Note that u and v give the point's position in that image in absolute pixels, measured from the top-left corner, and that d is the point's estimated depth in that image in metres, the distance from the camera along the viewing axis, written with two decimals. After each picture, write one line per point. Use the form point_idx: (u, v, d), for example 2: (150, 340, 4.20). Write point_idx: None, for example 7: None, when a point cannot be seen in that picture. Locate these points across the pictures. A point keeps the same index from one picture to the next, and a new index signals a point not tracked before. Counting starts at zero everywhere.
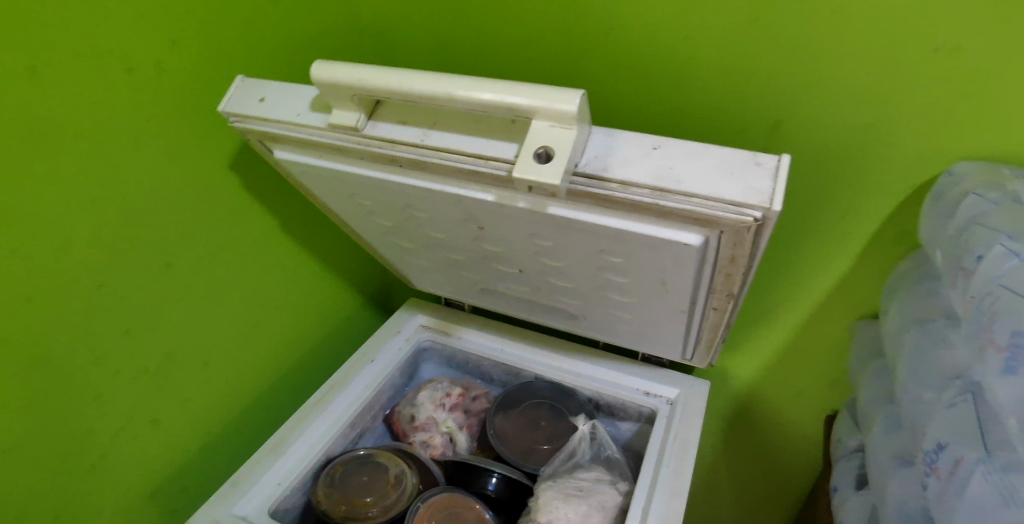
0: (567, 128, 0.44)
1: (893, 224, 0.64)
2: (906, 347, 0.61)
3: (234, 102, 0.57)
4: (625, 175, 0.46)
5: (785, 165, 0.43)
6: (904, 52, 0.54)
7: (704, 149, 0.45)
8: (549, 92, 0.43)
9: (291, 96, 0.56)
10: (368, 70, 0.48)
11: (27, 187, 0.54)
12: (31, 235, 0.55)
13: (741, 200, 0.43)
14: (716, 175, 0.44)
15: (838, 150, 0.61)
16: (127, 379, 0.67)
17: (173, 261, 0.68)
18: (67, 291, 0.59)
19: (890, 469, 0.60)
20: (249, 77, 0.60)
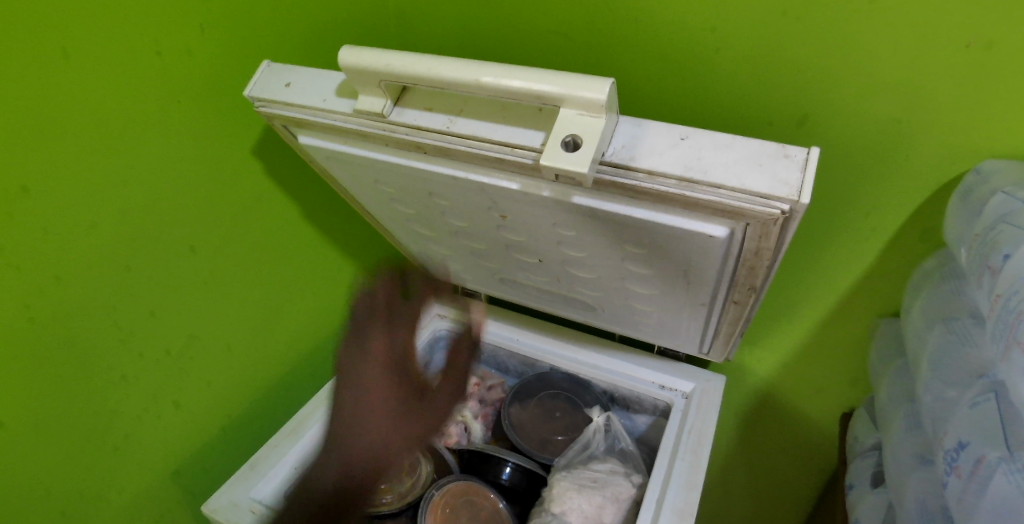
0: (596, 117, 0.44)
1: (920, 221, 0.64)
2: (931, 345, 0.61)
3: (260, 87, 0.57)
4: (652, 164, 0.46)
5: (814, 158, 0.42)
6: (933, 46, 0.53)
7: (733, 139, 0.44)
8: (577, 80, 0.43)
9: (319, 81, 0.56)
10: (396, 55, 0.48)
11: (55, 174, 0.54)
12: (63, 215, 0.56)
13: (769, 191, 0.43)
14: (745, 167, 0.44)
15: (865, 146, 0.60)
16: (152, 360, 0.68)
17: (196, 245, 0.68)
18: (96, 272, 0.60)
19: (909, 469, 0.60)
20: (274, 63, 0.60)
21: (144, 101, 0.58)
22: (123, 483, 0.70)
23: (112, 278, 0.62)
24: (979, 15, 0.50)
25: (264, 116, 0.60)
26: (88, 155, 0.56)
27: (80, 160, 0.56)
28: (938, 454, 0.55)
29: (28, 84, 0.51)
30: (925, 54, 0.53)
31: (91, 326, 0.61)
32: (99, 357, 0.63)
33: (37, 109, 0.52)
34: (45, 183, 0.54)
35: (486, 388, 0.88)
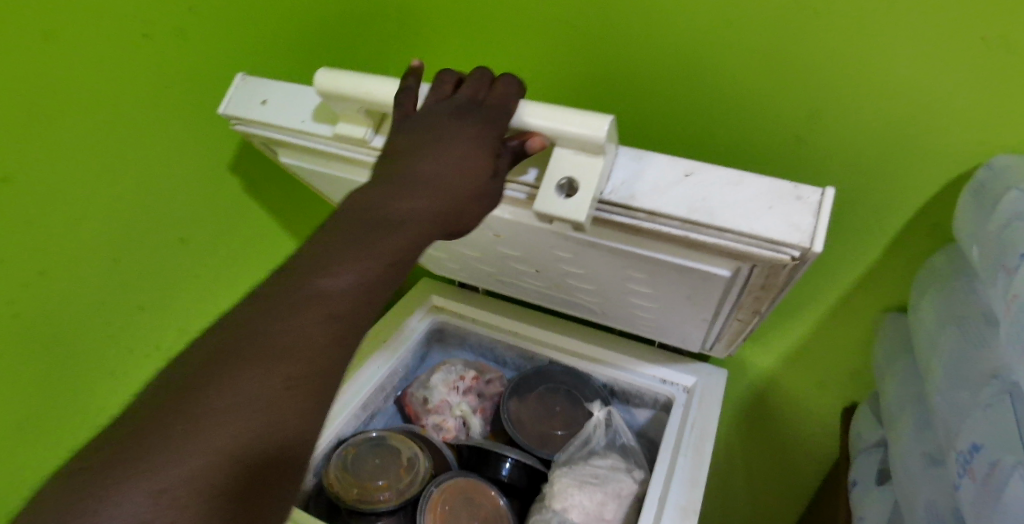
0: (592, 156, 0.43)
1: (927, 217, 0.63)
2: (942, 345, 0.60)
3: (234, 104, 0.57)
4: (655, 205, 0.44)
5: (829, 202, 0.41)
6: (956, 37, 0.51)
7: (742, 177, 0.42)
8: (575, 117, 0.42)
9: (293, 99, 0.56)
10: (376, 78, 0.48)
11: (37, 161, 0.53)
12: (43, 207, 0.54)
13: (781, 235, 0.41)
14: (755, 210, 0.42)
15: (875, 142, 0.59)
16: (138, 355, 0.68)
17: (186, 235, 0.67)
18: (78, 264, 0.58)
19: (920, 470, 0.59)
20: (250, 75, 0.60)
21: (131, 89, 0.57)
22: None
23: (94, 273, 0.60)
24: (995, 20, 0.49)
25: (242, 132, 0.60)
26: (74, 145, 0.55)
27: (60, 143, 0.54)
28: (950, 455, 0.54)
29: (8, 73, 0.49)
30: (952, 45, 0.52)
31: (79, 321, 0.60)
32: (85, 351, 0.62)
33: (25, 100, 0.51)
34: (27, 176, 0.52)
35: (485, 382, 0.85)
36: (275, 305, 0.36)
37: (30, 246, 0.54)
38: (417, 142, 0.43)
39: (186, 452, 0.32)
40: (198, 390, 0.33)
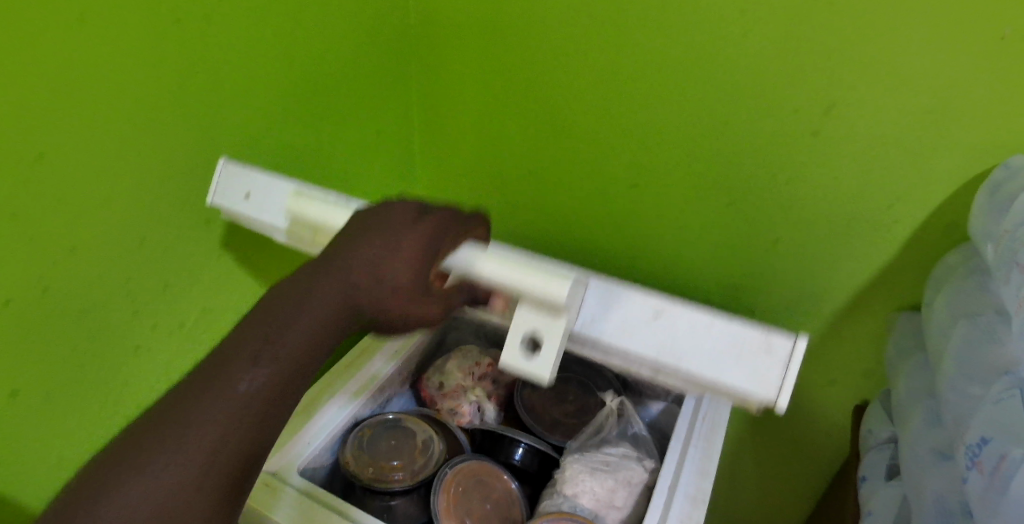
0: (555, 316, 0.44)
1: (949, 210, 0.70)
2: (954, 340, 0.61)
3: (223, 196, 0.65)
4: (626, 344, 0.49)
5: (796, 358, 0.45)
6: (965, 34, 0.60)
7: (712, 326, 0.48)
8: (539, 279, 0.43)
9: (275, 197, 0.63)
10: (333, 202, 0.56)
11: (79, 137, 0.55)
12: (83, 181, 0.57)
13: (748, 387, 0.46)
14: (722, 361, 0.47)
15: (898, 138, 0.67)
16: (164, 332, 0.70)
17: (212, 217, 0.71)
18: (107, 239, 0.61)
19: (928, 464, 0.59)
20: (232, 159, 0.67)
21: (159, 76, 0.60)
22: None
23: (124, 247, 0.63)
24: (1003, 19, 0.58)
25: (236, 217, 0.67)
26: (104, 131, 0.57)
27: (95, 123, 0.56)
28: (959, 448, 0.55)
29: (43, 57, 0.51)
30: (964, 42, 0.60)
31: (110, 296, 0.63)
32: (116, 326, 0.65)
33: (34, 96, 0.51)
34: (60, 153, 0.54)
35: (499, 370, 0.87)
36: (214, 369, 0.41)
37: (65, 222, 0.57)
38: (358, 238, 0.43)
39: (132, 490, 0.39)
40: (161, 426, 0.40)
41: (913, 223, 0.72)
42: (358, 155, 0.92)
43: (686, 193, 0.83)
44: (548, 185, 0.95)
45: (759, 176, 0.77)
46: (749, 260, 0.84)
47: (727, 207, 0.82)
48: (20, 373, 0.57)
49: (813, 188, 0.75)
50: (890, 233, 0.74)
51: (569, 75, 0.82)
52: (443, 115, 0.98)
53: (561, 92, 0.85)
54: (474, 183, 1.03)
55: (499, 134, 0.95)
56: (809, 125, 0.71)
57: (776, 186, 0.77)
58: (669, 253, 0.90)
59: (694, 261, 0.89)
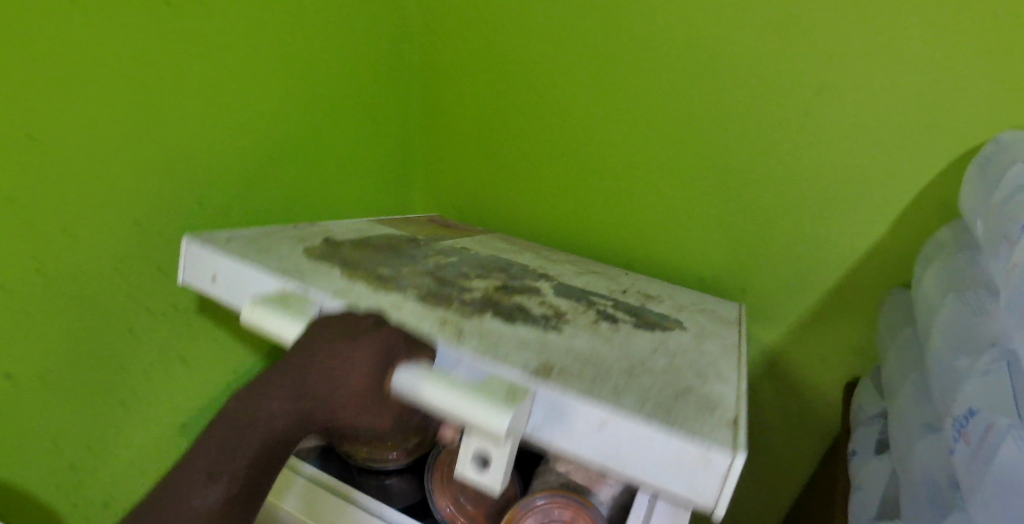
0: (498, 440, 0.43)
1: (938, 188, 0.71)
2: (943, 315, 0.61)
3: (191, 276, 0.63)
4: (571, 449, 0.47)
5: (733, 475, 0.42)
6: (940, 9, 0.65)
7: (652, 436, 0.44)
8: (479, 406, 0.43)
9: (236, 280, 0.61)
10: (286, 316, 0.52)
11: (80, 101, 0.56)
12: (83, 146, 0.57)
13: (686, 498, 0.44)
14: (664, 470, 0.44)
15: (888, 112, 0.70)
16: (161, 313, 0.70)
17: (207, 194, 0.70)
18: (101, 210, 0.60)
19: (913, 437, 0.60)
20: (197, 236, 0.64)
21: (168, 45, 0.62)
22: (131, 439, 0.72)
23: (119, 219, 0.62)
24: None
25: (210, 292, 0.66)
26: (106, 94, 0.58)
27: (100, 88, 0.57)
28: (946, 421, 0.55)
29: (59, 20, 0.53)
30: (940, 16, 0.65)
31: (103, 272, 0.62)
32: (110, 303, 0.64)
33: (45, 54, 0.53)
34: (65, 115, 0.55)
35: None
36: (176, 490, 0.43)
37: (70, 189, 0.57)
38: (317, 341, 0.46)
39: None
40: None
41: (903, 201, 0.73)
42: (355, 145, 0.93)
43: (679, 174, 0.85)
44: (539, 173, 0.96)
45: (752, 156, 0.79)
46: (746, 245, 0.84)
47: (720, 188, 0.83)
48: (14, 341, 0.57)
49: (804, 163, 0.76)
50: (881, 211, 0.74)
51: (572, 53, 0.87)
52: (440, 102, 1.01)
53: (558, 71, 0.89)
54: (467, 173, 1.03)
55: (497, 124, 0.97)
56: (798, 99, 0.74)
57: (769, 165, 0.79)
58: (662, 239, 0.90)
59: (690, 248, 0.88)
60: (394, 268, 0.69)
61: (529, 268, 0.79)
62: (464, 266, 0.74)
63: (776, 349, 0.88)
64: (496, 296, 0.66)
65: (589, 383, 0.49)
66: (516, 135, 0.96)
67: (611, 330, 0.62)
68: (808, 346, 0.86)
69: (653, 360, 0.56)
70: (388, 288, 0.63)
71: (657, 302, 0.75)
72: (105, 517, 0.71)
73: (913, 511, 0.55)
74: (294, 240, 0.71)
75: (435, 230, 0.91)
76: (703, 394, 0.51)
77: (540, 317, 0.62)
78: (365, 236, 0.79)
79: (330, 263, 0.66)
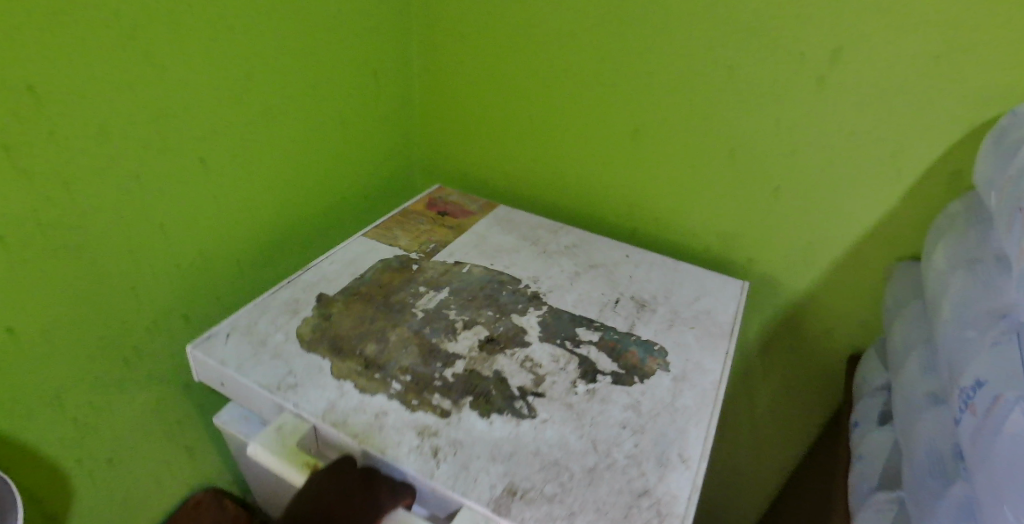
0: None
1: (949, 161, 0.70)
2: (953, 288, 0.61)
3: (202, 376, 0.68)
4: None
5: None
6: None
7: None
8: None
9: (241, 391, 0.65)
10: (291, 466, 0.57)
11: (73, 69, 0.54)
12: (79, 114, 0.55)
13: None
14: None
15: (904, 83, 0.68)
16: (165, 275, 0.69)
17: (207, 155, 0.69)
18: (102, 178, 0.59)
19: (919, 408, 0.60)
20: (196, 347, 0.67)
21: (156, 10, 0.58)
22: (136, 402, 0.72)
23: (119, 185, 0.61)
24: None
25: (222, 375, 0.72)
26: (97, 62, 0.55)
27: (91, 56, 0.55)
28: (953, 392, 0.55)
29: None
30: None
31: (106, 233, 0.61)
32: (113, 268, 0.63)
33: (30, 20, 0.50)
34: (57, 83, 0.53)
35: None
36: None
37: (64, 156, 0.55)
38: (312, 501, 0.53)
39: None
40: None
41: (916, 171, 0.72)
42: (354, 112, 0.90)
43: (688, 145, 0.83)
44: (545, 144, 0.95)
45: (762, 124, 0.77)
46: (753, 211, 0.83)
47: (728, 157, 0.81)
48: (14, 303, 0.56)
49: (815, 132, 0.75)
50: (892, 181, 0.74)
51: (576, 22, 0.82)
52: (439, 69, 0.98)
53: (561, 43, 0.85)
54: (471, 140, 1.02)
55: (499, 102, 0.95)
56: (812, 67, 0.71)
57: (779, 133, 0.77)
58: (668, 205, 0.89)
59: (694, 215, 0.88)
60: (381, 339, 0.70)
61: (518, 287, 0.79)
62: (451, 309, 0.75)
63: (778, 312, 0.89)
64: (477, 366, 0.67)
65: (547, 508, 0.53)
66: (519, 106, 0.94)
67: (586, 399, 0.64)
68: (811, 312, 0.86)
69: (617, 448, 0.59)
70: (374, 380, 0.65)
71: (651, 312, 0.77)
72: (114, 472, 0.73)
73: (915, 481, 0.55)
74: (288, 313, 0.72)
75: (429, 231, 0.89)
76: (656, 500, 0.55)
77: (517, 394, 0.64)
78: (360, 272, 0.79)
79: (318, 350, 0.68)
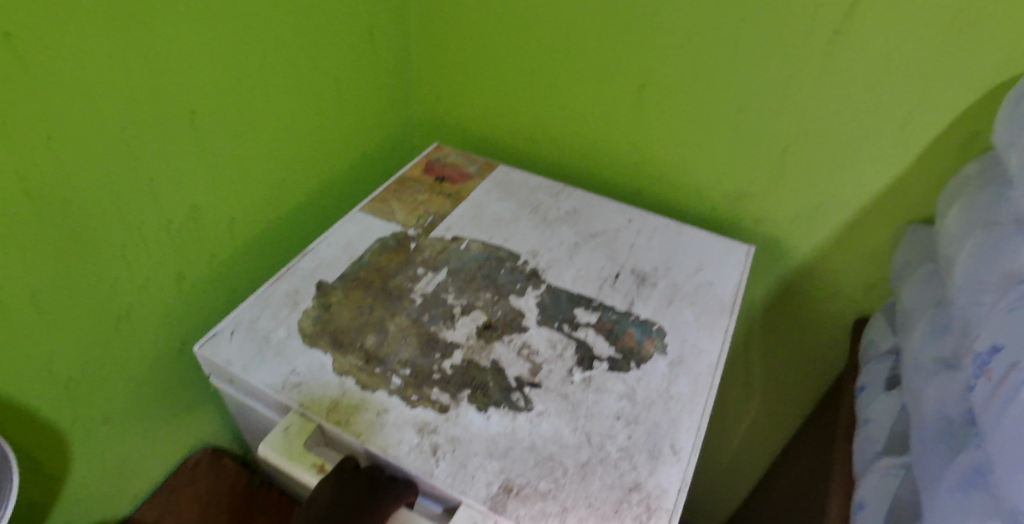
0: None
1: (966, 122, 0.68)
2: (969, 250, 0.59)
3: (211, 373, 0.68)
4: None
5: None
6: None
7: None
8: None
9: (250, 390, 0.65)
10: (301, 469, 0.58)
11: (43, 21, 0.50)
12: (55, 67, 0.52)
13: None
14: None
15: (925, 43, 0.64)
16: (156, 234, 0.67)
17: (196, 110, 0.65)
18: (86, 135, 0.56)
19: (929, 373, 0.59)
20: (202, 347, 0.66)
21: None
22: (130, 363, 0.70)
23: (104, 143, 0.58)
24: None
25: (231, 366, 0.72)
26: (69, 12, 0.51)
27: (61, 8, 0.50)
28: (967, 357, 0.54)
29: None
30: None
31: (94, 190, 0.58)
32: (102, 228, 0.61)
33: None
34: (28, 36, 0.49)
35: None
36: None
37: (40, 113, 0.52)
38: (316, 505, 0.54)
39: None
40: None
41: (933, 131, 0.70)
42: (349, 67, 0.86)
43: (697, 103, 0.80)
44: (548, 101, 0.91)
45: (775, 83, 0.74)
46: (762, 171, 0.81)
47: (737, 116, 0.78)
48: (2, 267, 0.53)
49: (829, 91, 0.71)
50: (906, 141, 0.71)
51: None
52: (436, 21, 0.93)
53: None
54: (472, 95, 0.98)
55: (499, 56, 0.91)
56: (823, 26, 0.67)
57: (790, 92, 0.73)
58: (674, 164, 0.87)
59: (702, 175, 0.86)
60: (379, 330, 0.68)
61: (517, 264, 0.77)
62: (449, 293, 0.73)
63: (783, 273, 0.88)
64: (475, 355, 0.66)
65: (540, 506, 0.54)
66: (521, 61, 0.90)
67: (582, 389, 0.63)
68: (817, 273, 0.85)
69: (611, 440, 0.59)
70: (375, 374, 0.64)
71: (651, 287, 0.74)
72: (110, 433, 0.71)
73: (924, 446, 0.55)
74: (288, 306, 0.71)
75: (426, 201, 0.86)
76: (646, 495, 0.55)
77: (514, 386, 0.63)
78: (357, 255, 0.77)
79: (320, 345, 0.67)
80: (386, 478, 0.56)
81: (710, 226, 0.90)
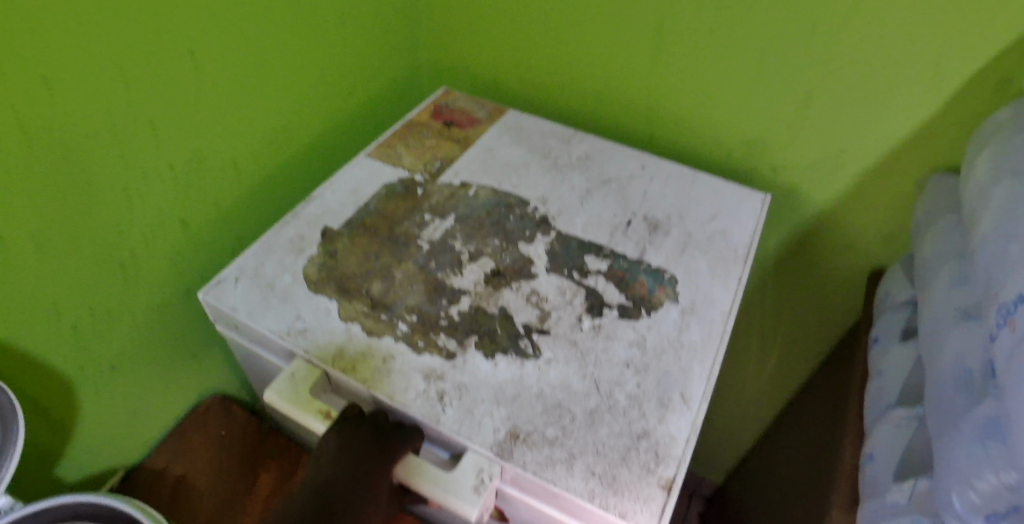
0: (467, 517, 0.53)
1: (1004, 67, 0.64)
2: (996, 199, 0.57)
3: (217, 320, 0.67)
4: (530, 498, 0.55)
5: None
6: None
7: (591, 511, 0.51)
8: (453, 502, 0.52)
9: (256, 337, 0.64)
10: (308, 415, 0.57)
11: None
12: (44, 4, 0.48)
13: None
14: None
15: None
16: (158, 181, 0.65)
17: (195, 50, 0.62)
18: (82, 77, 0.53)
19: (948, 325, 0.58)
20: (206, 294, 0.65)
21: None
22: (135, 311, 0.69)
23: (102, 85, 0.55)
24: None
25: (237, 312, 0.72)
26: None
27: None
28: (989, 308, 0.52)
29: None
30: None
31: (93, 133, 0.56)
32: (103, 174, 0.59)
33: None
34: None
35: None
36: None
37: (33, 52, 0.49)
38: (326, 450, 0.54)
39: None
40: None
41: (968, 76, 0.66)
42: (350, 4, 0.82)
43: (718, 47, 0.76)
44: (561, 43, 0.87)
45: (804, 27, 0.69)
46: (784, 118, 0.78)
47: (761, 60, 0.74)
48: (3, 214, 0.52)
49: (860, 36, 0.67)
50: (938, 88, 0.68)
51: None
52: None
53: None
54: (481, 35, 0.94)
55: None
56: None
57: (818, 36, 0.69)
58: (692, 109, 0.83)
59: (720, 121, 0.82)
60: (386, 276, 0.67)
61: (526, 211, 0.75)
62: (457, 240, 0.71)
63: (800, 224, 0.85)
64: (483, 302, 0.64)
65: (548, 452, 0.53)
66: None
67: (591, 336, 0.62)
68: (835, 223, 0.83)
69: (621, 388, 0.58)
70: (382, 320, 0.63)
71: (664, 236, 0.73)
72: (120, 381, 0.71)
73: (940, 398, 0.54)
74: (294, 252, 0.69)
75: (434, 146, 0.83)
76: (654, 443, 0.54)
77: (523, 333, 0.62)
78: (363, 201, 0.75)
79: (326, 290, 0.65)
80: (392, 424, 0.56)
81: (726, 174, 0.88)
